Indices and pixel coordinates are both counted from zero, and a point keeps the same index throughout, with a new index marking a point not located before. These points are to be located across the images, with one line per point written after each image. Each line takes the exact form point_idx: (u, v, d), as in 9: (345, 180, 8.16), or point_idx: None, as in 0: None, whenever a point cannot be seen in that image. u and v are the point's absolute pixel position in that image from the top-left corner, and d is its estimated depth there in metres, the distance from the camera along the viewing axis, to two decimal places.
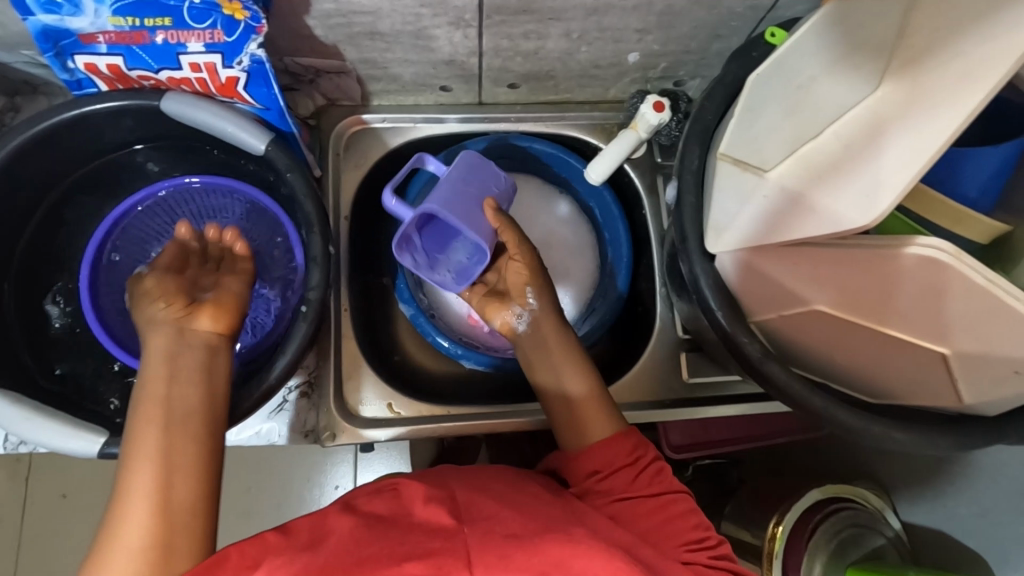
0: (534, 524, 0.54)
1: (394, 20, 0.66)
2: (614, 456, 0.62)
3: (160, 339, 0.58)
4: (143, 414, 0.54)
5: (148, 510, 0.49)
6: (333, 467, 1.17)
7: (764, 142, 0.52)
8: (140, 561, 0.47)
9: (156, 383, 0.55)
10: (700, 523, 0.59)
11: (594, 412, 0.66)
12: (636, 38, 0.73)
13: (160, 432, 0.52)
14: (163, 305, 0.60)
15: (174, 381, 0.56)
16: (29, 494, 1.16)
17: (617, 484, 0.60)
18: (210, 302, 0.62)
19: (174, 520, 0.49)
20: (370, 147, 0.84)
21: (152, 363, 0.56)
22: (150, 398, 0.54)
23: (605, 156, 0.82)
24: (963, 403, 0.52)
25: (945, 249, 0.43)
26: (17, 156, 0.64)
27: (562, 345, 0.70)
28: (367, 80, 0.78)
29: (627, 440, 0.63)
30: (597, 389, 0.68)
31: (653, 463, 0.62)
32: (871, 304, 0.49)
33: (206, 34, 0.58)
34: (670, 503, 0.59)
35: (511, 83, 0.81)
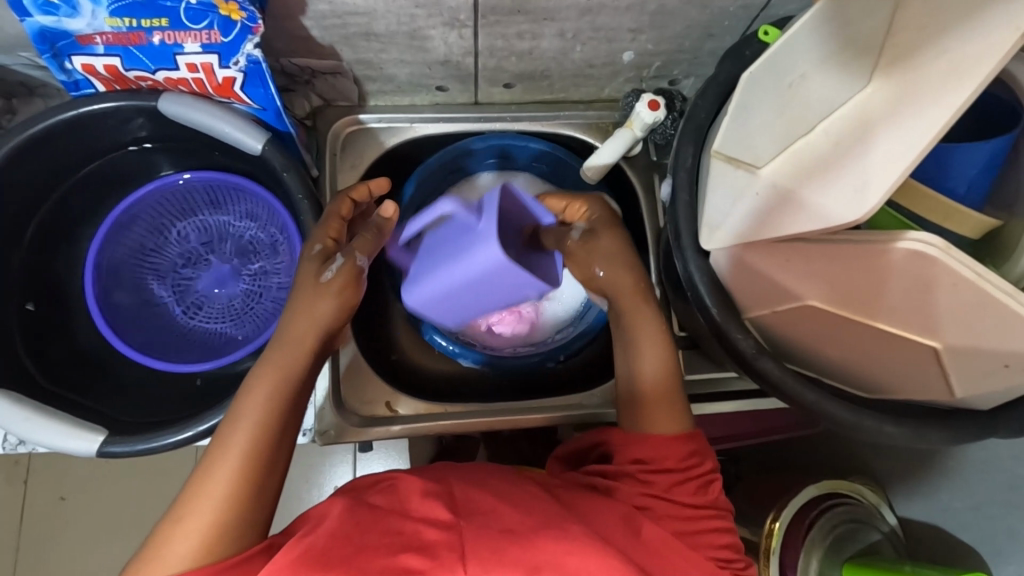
0: (532, 519, 0.54)
1: (389, 20, 0.66)
2: (670, 454, 0.61)
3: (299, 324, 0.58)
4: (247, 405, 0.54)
5: (211, 516, 0.49)
6: (333, 467, 1.18)
7: (756, 139, 0.53)
8: (201, 542, 0.48)
9: (273, 376, 0.56)
10: (731, 544, 0.60)
11: (665, 401, 0.64)
12: (630, 38, 0.73)
13: (251, 444, 0.53)
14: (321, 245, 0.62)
15: (287, 392, 0.56)
16: (28, 497, 1.16)
17: (661, 479, 0.60)
18: (340, 272, 0.60)
19: (234, 521, 0.50)
20: (365, 147, 0.85)
21: (271, 362, 0.57)
22: (249, 400, 0.55)
23: (601, 153, 0.81)
24: (954, 396, 0.53)
25: (933, 243, 0.43)
26: (14, 157, 0.64)
27: (646, 322, 0.67)
28: (363, 80, 0.79)
29: (684, 444, 0.62)
30: (674, 379, 0.66)
31: (703, 475, 0.62)
32: (861, 298, 0.49)
33: (203, 35, 0.58)
34: (702, 519, 0.59)
35: (506, 83, 0.82)
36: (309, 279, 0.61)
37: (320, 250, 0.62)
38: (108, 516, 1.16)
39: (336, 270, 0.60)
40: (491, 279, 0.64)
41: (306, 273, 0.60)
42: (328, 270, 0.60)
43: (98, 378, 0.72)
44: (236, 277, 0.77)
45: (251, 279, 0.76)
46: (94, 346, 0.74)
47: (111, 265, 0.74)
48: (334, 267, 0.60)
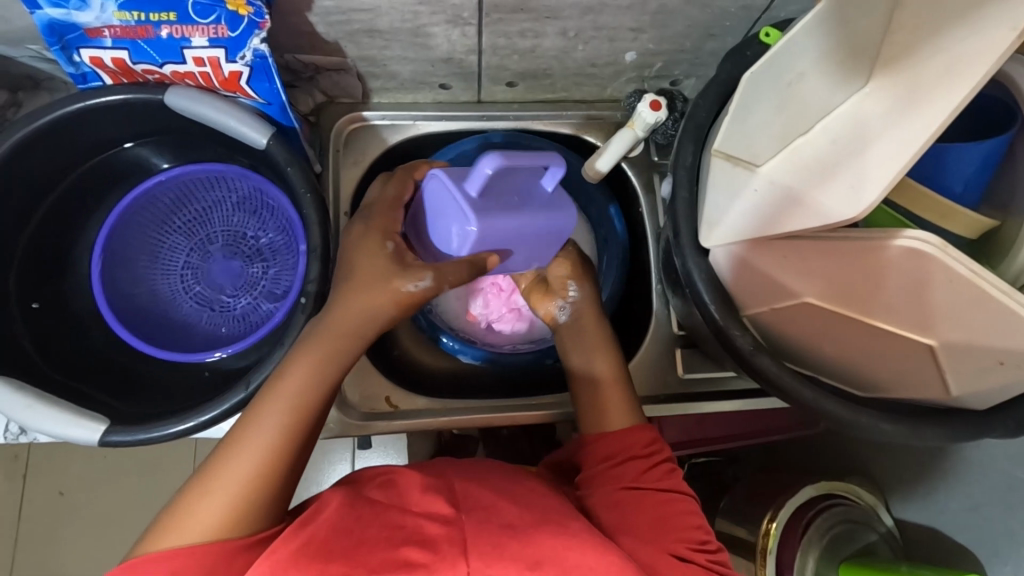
0: (531, 515, 0.55)
1: (392, 17, 0.67)
2: (632, 444, 0.64)
3: (350, 309, 0.59)
4: (283, 388, 0.56)
5: (237, 494, 0.51)
6: (331, 464, 1.19)
7: (755, 138, 0.53)
8: (222, 517, 0.50)
9: (313, 361, 0.58)
10: (702, 527, 0.59)
11: (615, 396, 0.69)
12: (631, 37, 0.74)
13: (284, 426, 0.54)
14: (395, 247, 0.62)
15: (324, 380, 0.58)
16: (27, 492, 1.17)
17: (630, 471, 0.62)
18: (423, 290, 0.60)
19: (256, 502, 0.51)
20: (369, 144, 0.85)
21: (314, 346, 0.58)
22: (287, 381, 0.57)
23: (604, 153, 0.82)
24: (950, 394, 0.53)
25: (930, 241, 0.44)
26: (20, 147, 0.64)
27: (598, 329, 0.74)
28: (366, 77, 0.79)
29: (643, 433, 0.65)
30: (622, 376, 0.71)
31: (665, 461, 0.63)
32: (859, 296, 0.50)
33: (210, 29, 0.59)
34: (668, 501, 0.60)
35: (508, 82, 0.83)
36: (378, 278, 0.60)
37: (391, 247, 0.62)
38: (107, 511, 1.17)
39: (425, 288, 0.59)
40: (533, 237, 0.61)
41: (382, 274, 0.60)
42: (411, 284, 0.59)
43: (101, 367, 0.73)
44: (240, 270, 0.77)
45: (257, 268, 0.77)
46: (96, 338, 0.74)
47: (117, 255, 0.75)
48: (421, 284, 0.59)
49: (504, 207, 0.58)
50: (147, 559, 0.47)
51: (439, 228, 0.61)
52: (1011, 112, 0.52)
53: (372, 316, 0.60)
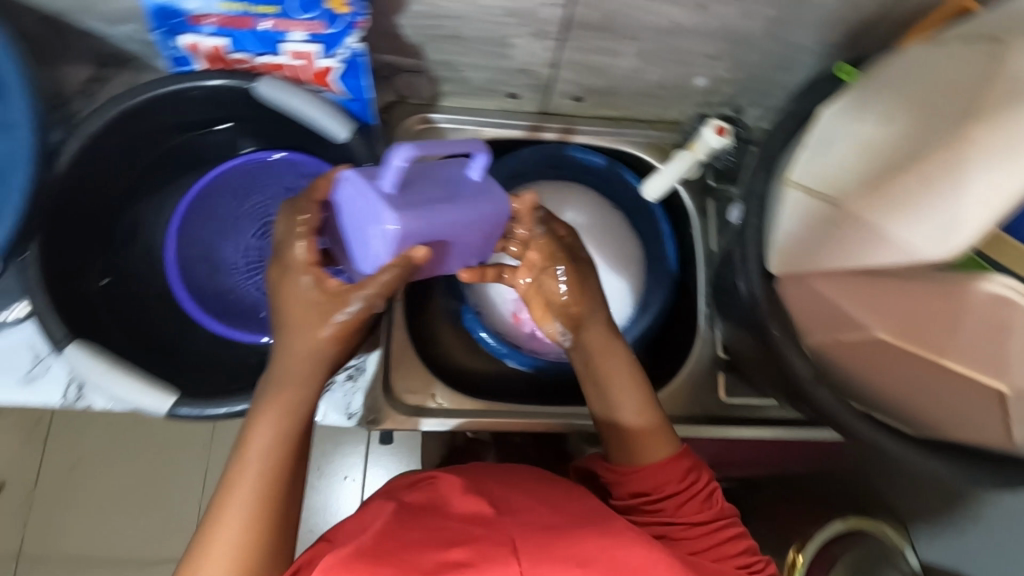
0: (564, 517, 0.56)
1: (480, 26, 0.69)
2: (667, 478, 0.62)
3: (302, 338, 0.54)
4: (261, 418, 0.53)
5: (240, 536, 0.49)
6: (343, 458, 1.21)
7: (833, 173, 0.56)
8: (235, 562, 0.48)
9: (283, 384, 0.54)
10: (747, 549, 0.61)
11: (646, 433, 0.64)
12: (705, 63, 0.75)
13: (269, 455, 0.52)
14: (315, 276, 0.54)
15: (297, 401, 0.55)
16: (45, 458, 1.19)
17: (668, 505, 0.61)
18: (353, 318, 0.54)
19: (263, 539, 0.50)
20: (432, 145, 0.87)
21: (284, 373, 0.55)
22: (263, 413, 0.54)
23: (661, 174, 0.83)
24: (1011, 443, 0.53)
25: (1016, 288, 0.45)
26: (114, 123, 0.66)
27: (617, 359, 0.67)
28: (439, 80, 0.81)
29: (681, 462, 0.63)
30: (654, 407, 0.66)
31: (704, 488, 0.63)
32: (931, 334, 0.51)
33: (309, 25, 0.61)
34: (716, 530, 0.61)
35: (575, 96, 0.84)
36: (307, 309, 0.54)
37: (310, 280, 0.55)
38: (124, 484, 1.18)
39: (355, 313, 0.54)
40: (463, 236, 0.56)
41: (305, 310, 0.54)
42: (342, 313, 0.54)
43: (165, 341, 0.74)
44: None
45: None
46: (160, 313, 0.75)
47: (191, 234, 0.77)
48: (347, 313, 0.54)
49: (421, 201, 0.53)
50: None
51: (357, 235, 0.55)
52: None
53: (318, 341, 0.54)
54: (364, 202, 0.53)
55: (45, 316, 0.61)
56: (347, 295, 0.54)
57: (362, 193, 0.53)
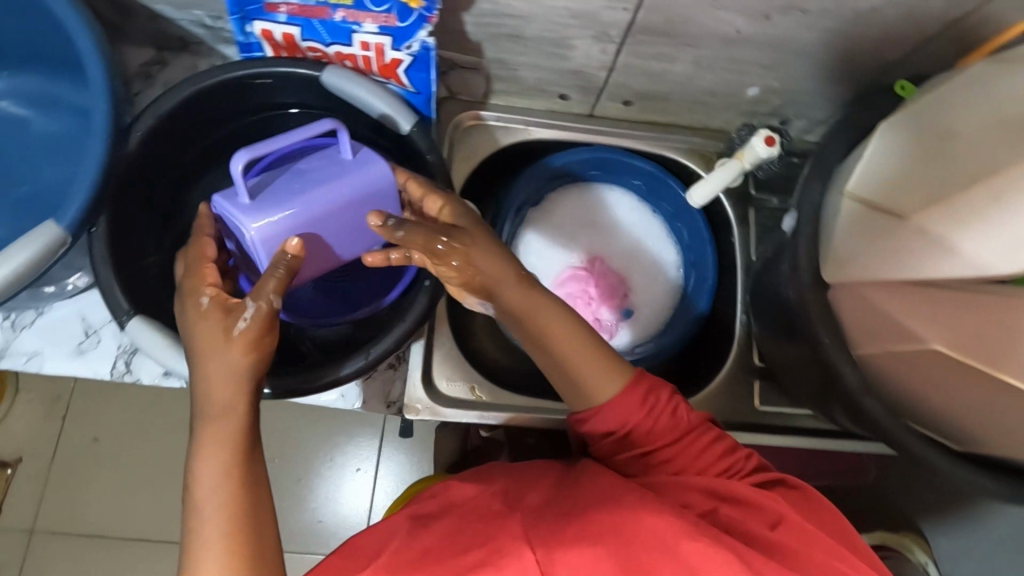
0: (567, 506, 0.54)
1: (543, 26, 0.70)
2: (629, 413, 0.59)
3: (218, 358, 0.53)
4: (208, 430, 0.52)
5: (224, 539, 0.49)
6: (356, 449, 1.22)
7: (892, 184, 0.57)
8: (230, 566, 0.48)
9: (214, 394, 0.53)
10: (725, 449, 0.60)
11: (603, 384, 0.60)
12: (759, 73, 0.76)
13: (224, 456, 0.52)
14: (213, 299, 0.55)
15: (230, 405, 0.53)
16: (64, 434, 1.20)
17: (639, 437, 0.60)
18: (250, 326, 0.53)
19: (251, 539, 0.50)
20: (480, 142, 0.89)
21: (209, 383, 0.53)
22: (205, 426, 0.53)
23: (707, 180, 0.85)
24: None
25: None
26: (185, 104, 0.67)
27: (566, 333, 0.61)
28: (493, 79, 0.83)
29: (636, 389, 0.60)
30: (598, 342, 0.62)
31: (666, 404, 0.61)
32: (990, 350, 0.51)
33: (381, 17, 0.62)
34: (692, 441, 0.60)
35: (625, 100, 0.85)
36: (215, 329, 0.53)
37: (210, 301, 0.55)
38: (145, 463, 1.20)
39: (257, 314, 0.53)
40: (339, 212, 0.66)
41: (209, 333, 0.54)
42: (242, 320, 0.53)
43: None
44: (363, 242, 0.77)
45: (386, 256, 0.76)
46: None
47: None
48: (245, 318, 0.53)
49: (286, 197, 0.63)
50: None
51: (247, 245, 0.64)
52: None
53: (229, 355, 0.53)
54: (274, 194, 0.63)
55: (111, 288, 0.63)
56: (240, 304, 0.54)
57: (232, 203, 0.62)
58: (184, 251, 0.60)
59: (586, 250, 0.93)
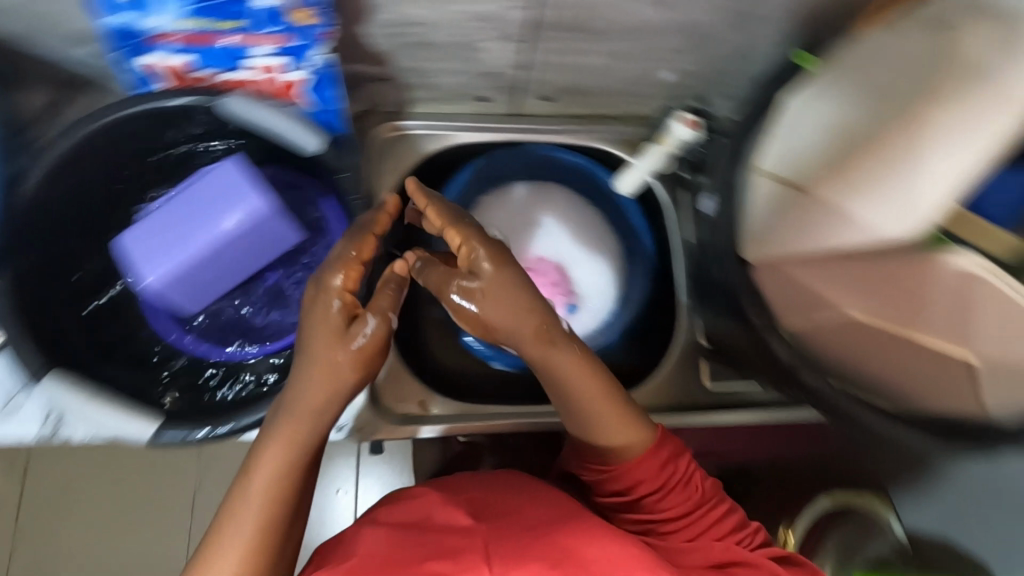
0: (552, 517, 0.56)
1: (447, 31, 0.69)
2: (640, 472, 0.61)
3: (316, 378, 0.54)
4: (263, 457, 0.53)
5: (237, 566, 0.50)
6: (337, 470, 1.20)
7: (797, 158, 0.57)
8: None
9: (287, 426, 0.54)
10: (738, 523, 0.62)
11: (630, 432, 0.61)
12: (672, 58, 0.76)
13: (270, 484, 0.52)
14: (342, 299, 0.55)
15: (292, 440, 0.54)
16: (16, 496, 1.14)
17: (648, 497, 0.61)
18: (370, 339, 0.54)
19: (262, 565, 0.51)
20: (404, 154, 0.88)
21: (284, 414, 0.55)
22: (261, 454, 0.54)
23: (633, 170, 0.85)
24: (983, 411, 0.55)
25: (984, 263, 0.49)
26: (81, 146, 0.65)
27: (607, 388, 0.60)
28: (409, 87, 0.81)
29: (660, 454, 0.62)
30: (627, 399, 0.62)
31: (683, 474, 0.62)
32: (903, 311, 0.53)
33: (274, 39, 0.61)
34: (702, 511, 0.61)
35: (546, 97, 0.84)
36: (327, 331, 0.54)
37: (338, 304, 0.55)
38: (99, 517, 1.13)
39: (377, 329, 0.54)
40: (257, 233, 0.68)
41: (324, 333, 0.54)
42: (363, 335, 0.54)
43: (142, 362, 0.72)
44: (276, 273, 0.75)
45: (314, 274, 0.74)
46: (136, 336, 0.73)
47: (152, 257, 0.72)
48: (368, 331, 0.54)
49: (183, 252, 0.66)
50: None
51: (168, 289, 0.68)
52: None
53: (335, 380, 0.54)
54: (161, 240, 0.66)
55: (21, 345, 0.60)
56: (360, 317, 0.55)
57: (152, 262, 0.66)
58: (349, 236, 0.57)
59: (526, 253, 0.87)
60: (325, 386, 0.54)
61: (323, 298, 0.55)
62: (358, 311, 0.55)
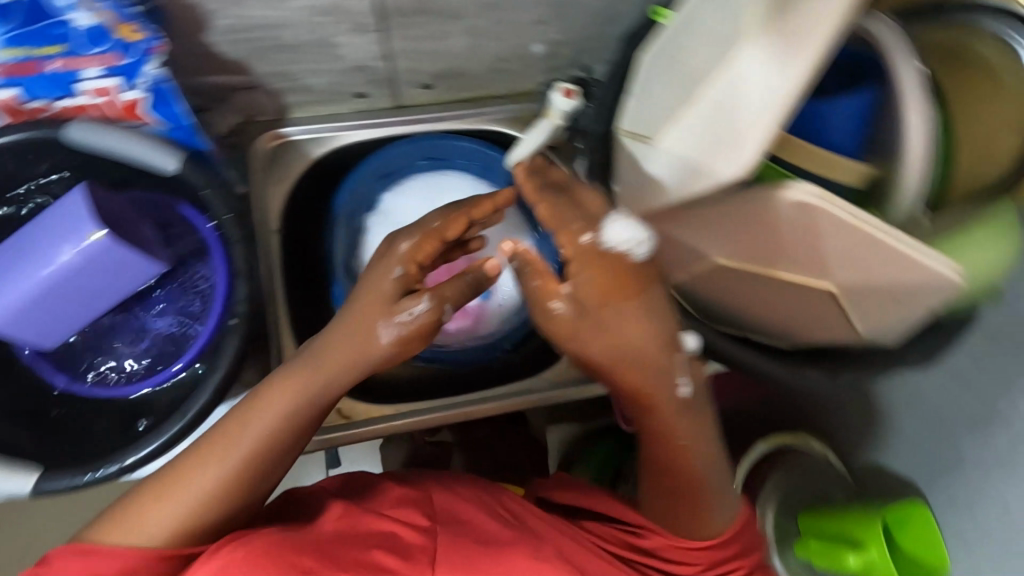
0: (508, 532, 0.56)
1: (296, 30, 0.67)
2: (712, 555, 0.59)
3: (343, 335, 0.54)
4: (264, 399, 0.53)
5: (198, 500, 0.50)
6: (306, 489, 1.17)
7: (651, 113, 0.57)
8: (180, 520, 0.50)
9: (299, 378, 0.53)
10: None
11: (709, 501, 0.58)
12: (537, 29, 0.75)
13: (262, 433, 0.52)
14: (406, 267, 0.53)
15: (300, 402, 0.53)
16: None
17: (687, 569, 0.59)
18: (415, 321, 0.52)
19: (214, 509, 0.51)
20: (292, 162, 0.85)
21: (300, 366, 0.54)
22: (264, 397, 0.53)
23: (524, 144, 0.82)
24: (859, 331, 0.57)
25: (814, 193, 0.46)
26: None
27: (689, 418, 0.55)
28: (281, 92, 0.80)
29: (732, 546, 0.60)
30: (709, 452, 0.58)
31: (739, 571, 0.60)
32: (763, 253, 0.53)
33: (102, 58, 0.57)
34: None
35: (424, 84, 0.83)
36: (376, 296, 0.53)
37: (400, 274, 0.53)
38: None
39: (425, 312, 0.52)
40: (97, 270, 0.63)
41: (370, 298, 0.53)
42: (407, 312, 0.52)
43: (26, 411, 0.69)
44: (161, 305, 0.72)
45: (198, 300, 0.72)
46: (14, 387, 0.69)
47: None
48: (413, 312, 0.52)
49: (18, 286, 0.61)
50: (103, 555, 0.48)
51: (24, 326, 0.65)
52: (871, 64, 0.56)
53: (356, 348, 0.53)
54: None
55: None
56: (416, 294, 0.53)
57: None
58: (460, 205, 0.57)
59: None
60: (348, 356, 0.54)
61: (391, 259, 0.54)
62: (416, 287, 0.54)
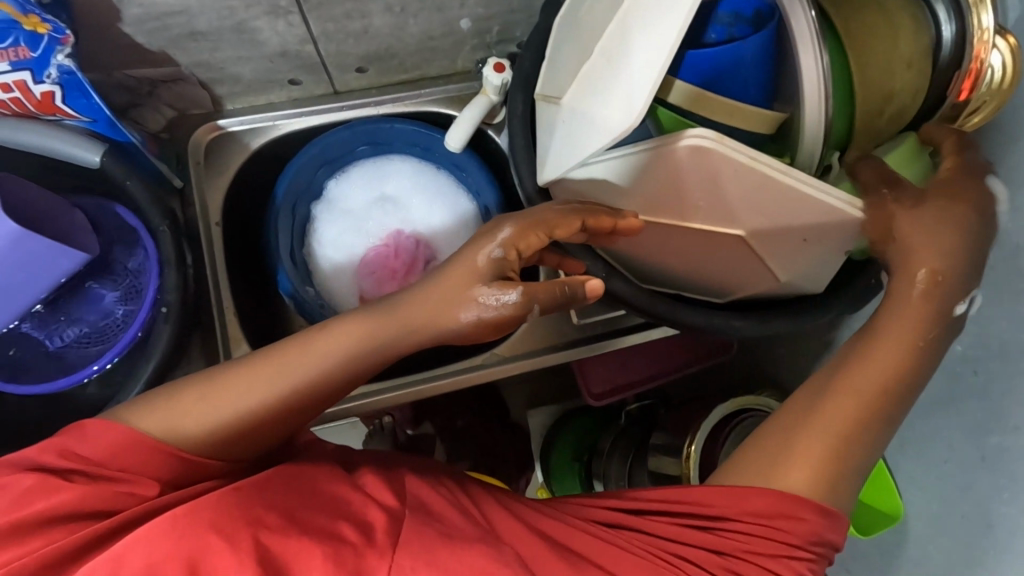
0: (477, 529, 0.49)
1: (209, 16, 0.66)
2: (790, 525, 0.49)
3: (428, 289, 0.55)
4: (327, 337, 0.54)
5: (232, 416, 0.51)
6: None
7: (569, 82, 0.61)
8: (203, 430, 0.51)
9: (368, 325, 0.55)
10: None
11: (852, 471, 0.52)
12: (459, 5, 0.75)
13: (312, 374, 0.53)
14: (502, 245, 0.53)
15: (357, 353, 0.54)
16: None
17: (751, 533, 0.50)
18: (495, 312, 0.52)
19: (238, 431, 0.52)
20: (230, 155, 0.85)
21: (363, 317, 0.56)
22: (329, 335, 0.55)
23: (459, 123, 0.82)
24: (781, 281, 0.61)
25: (708, 135, 0.51)
26: None
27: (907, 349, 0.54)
28: (210, 84, 0.79)
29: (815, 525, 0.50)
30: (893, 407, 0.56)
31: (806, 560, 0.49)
32: (672, 204, 0.58)
33: (10, 52, 0.57)
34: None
35: (356, 68, 0.83)
36: (467, 270, 0.53)
37: (495, 255, 0.53)
38: None
39: (512, 303, 0.52)
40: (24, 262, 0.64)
41: (466, 264, 0.53)
42: (492, 297, 0.52)
43: None
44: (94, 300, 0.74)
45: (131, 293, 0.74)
46: None
47: None
48: (499, 300, 0.52)
49: None
50: (113, 430, 0.48)
51: None
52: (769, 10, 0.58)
53: (436, 308, 0.54)
54: None
55: None
56: (508, 283, 0.52)
57: None
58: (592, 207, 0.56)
59: (384, 230, 0.87)
60: (421, 317, 0.55)
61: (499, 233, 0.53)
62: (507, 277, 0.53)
